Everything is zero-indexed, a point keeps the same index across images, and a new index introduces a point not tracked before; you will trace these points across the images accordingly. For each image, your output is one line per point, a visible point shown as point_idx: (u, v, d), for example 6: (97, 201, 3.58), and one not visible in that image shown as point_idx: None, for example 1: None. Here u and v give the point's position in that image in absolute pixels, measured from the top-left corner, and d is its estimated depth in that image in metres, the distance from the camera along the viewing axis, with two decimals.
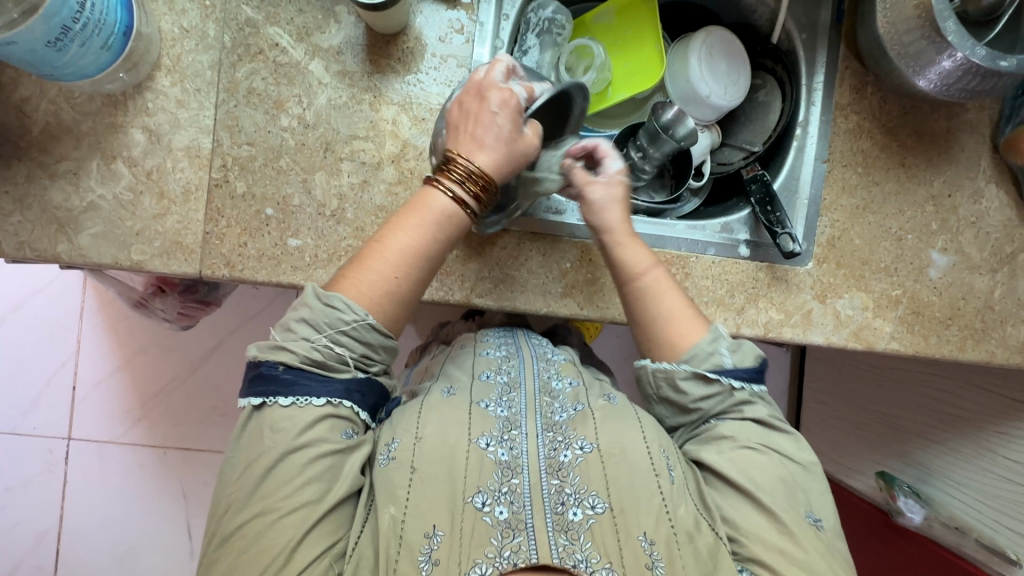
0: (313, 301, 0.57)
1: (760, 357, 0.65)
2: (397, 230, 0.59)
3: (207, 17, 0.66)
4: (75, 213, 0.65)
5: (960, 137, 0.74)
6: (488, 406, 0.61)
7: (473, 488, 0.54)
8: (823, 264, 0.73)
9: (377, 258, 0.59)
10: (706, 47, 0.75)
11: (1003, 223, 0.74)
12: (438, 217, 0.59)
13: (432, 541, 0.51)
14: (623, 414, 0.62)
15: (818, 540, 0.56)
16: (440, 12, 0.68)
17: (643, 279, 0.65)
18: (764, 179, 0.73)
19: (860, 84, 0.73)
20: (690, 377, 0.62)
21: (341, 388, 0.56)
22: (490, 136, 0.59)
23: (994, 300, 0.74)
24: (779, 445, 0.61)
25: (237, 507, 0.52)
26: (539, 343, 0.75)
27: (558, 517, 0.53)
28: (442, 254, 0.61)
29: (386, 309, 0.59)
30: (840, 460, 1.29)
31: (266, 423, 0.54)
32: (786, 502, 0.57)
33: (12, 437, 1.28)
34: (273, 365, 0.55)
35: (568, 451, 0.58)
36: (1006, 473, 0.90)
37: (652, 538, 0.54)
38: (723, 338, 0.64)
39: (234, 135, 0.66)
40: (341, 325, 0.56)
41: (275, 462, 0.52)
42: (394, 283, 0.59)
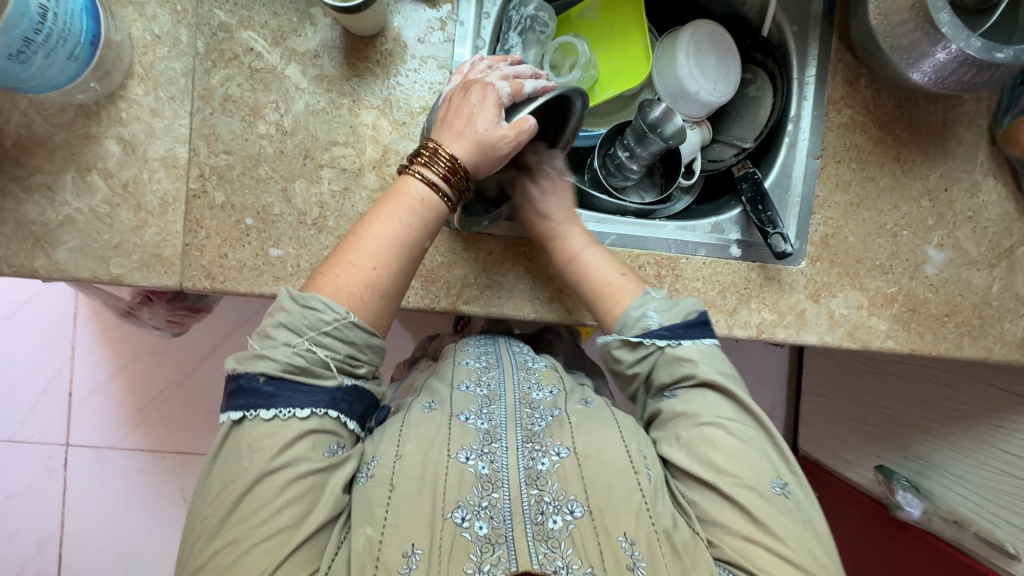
0: (290, 305, 0.55)
1: (695, 309, 0.64)
2: (377, 220, 0.59)
3: (179, 22, 0.64)
4: (51, 227, 0.63)
5: (957, 129, 0.72)
6: (469, 418, 0.60)
7: (453, 502, 0.53)
8: (816, 263, 0.71)
9: (355, 250, 0.58)
10: (694, 41, 0.74)
11: (1001, 217, 0.73)
12: (414, 204, 0.59)
13: (412, 560, 0.51)
14: (600, 419, 0.61)
15: (784, 512, 0.55)
16: (419, 12, 0.66)
17: (582, 257, 0.66)
18: (755, 177, 0.72)
19: (853, 77, 0.71)
20: (621, 345, 0.63)
21: (326, 397, 0.55)
22: (466, 127, 0.59)
23: (992, 296, 0.73)
24: (733, 413, 0.59)
25: (209, 534, 0.50)
26: (520, 352, 0.74)
27: (537, 527, 0.53)
28: (420, 244, 0.60)
29: (368, 304, 0.57)
30: (839, 454, 1.28)
31: (246, 441, 0.52)
32: (748, 478, 0.56)
33: (8, 445, 1.28)
34: (253, 376, 0.53)
35: (546, 459, 0.57)
36: (1005, 466, 0.89)
37: (632, 538, 0.53)
38: (650, 300, 0.63)
39: (211, 144, 0.64)
40: (322, 325, 0.54)
41: (251, 485, 0.51)
42: (373, 274, 0.58)
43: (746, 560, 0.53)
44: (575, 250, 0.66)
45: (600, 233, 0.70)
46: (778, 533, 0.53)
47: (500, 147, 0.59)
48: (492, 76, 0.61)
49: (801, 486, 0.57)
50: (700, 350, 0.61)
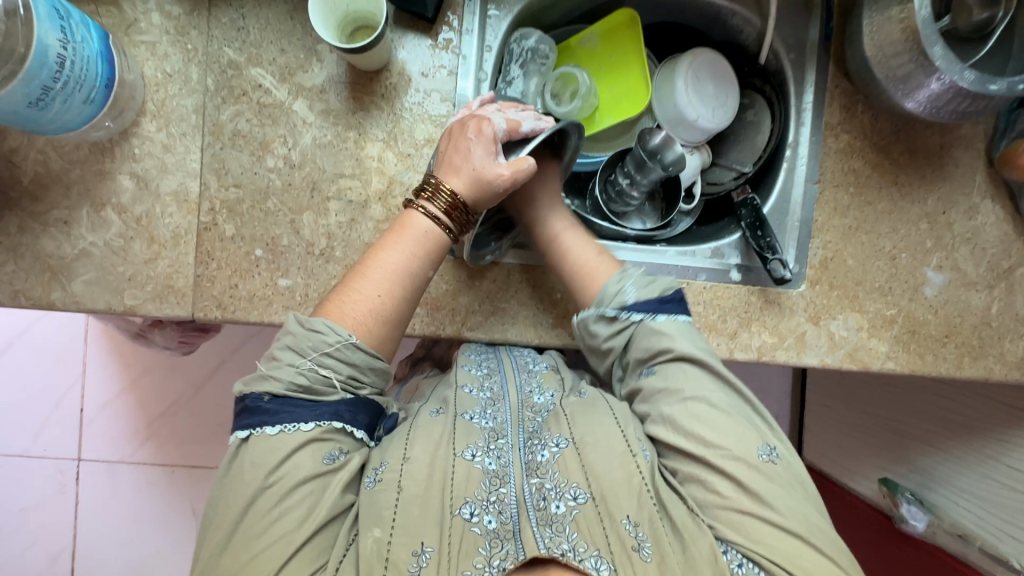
0: (296, 329, 0.57)
1: (673, 288, 0.66)
2: (380, 250, 0.60)
3: (190, 61, 0.66)
4: (67, 260, 0.65)
5: (954, 153, 0.73)
6: (473, 417, 0.63)
7: (460, 499, 0.55)
8: (816, 286, 0.72)
9: (361, 279, 0.59)
10: (693, 70, 0.75)
11: (1000, 238, 0.73)
12: (416, 234, 0.60)
13: (421, 559, 0.52)
14: (597, 409, 0.62)
15: (772, 477, 0.56)
16: (423, 46, 0.68)
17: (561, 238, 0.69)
18: (754, 203, 0.73)
19: (850, 103, 0.72)
20: (600, 319, 0.64)
21: (330, 410, 0.56)
22: (465, 161, 0.60)
23: (991, 317, 0.73)
24: (714, 385, 0.60)
25: (213, 555, 0.51)
26: (522, 353, 0.71)
27: (541, 513, 0.56)
28: (423, 272, 0.61)
29: (373, 330, 0.59)
30: (843, 465, 1.29)
31: (249, 457, 0.53)
32: (733, 446, 0.56)
33: (22, 460, 1.30)
34: (259, 397, 0.55)
35: (545, 450, 0.60)
36: (1007, 481, 0.90)
37: (636, 520, 0.55)
38: (627, 277, 0.66)
39: (221, 178, 0.66)
40: (325, 346, 0.56)
41: (251, 500, 0.52)
42: (378, 301, 0.59)
43: (741, 532, 0.53)
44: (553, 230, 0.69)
45: None
46: (768, 498, 0.54)
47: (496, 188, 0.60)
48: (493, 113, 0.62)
49: (787, 452, 0.58)
50: (677, 325, 0.63)
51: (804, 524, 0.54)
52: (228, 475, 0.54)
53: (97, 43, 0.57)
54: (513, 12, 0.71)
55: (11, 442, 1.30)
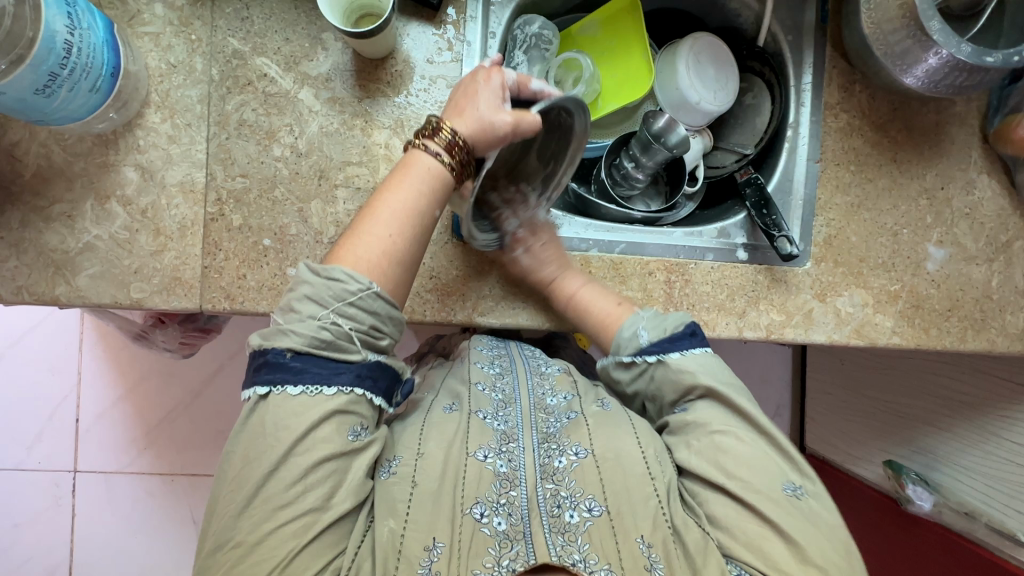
0: (312, 277, 0.55)
1: (681, 321, 0.65)
2: (388, 192, 0.60)
3: (194, 51, 0.66)
4: (72, 254, 0.64)
5: (950, 130, 0.75)
6: (486, 417, 0.62)
7: (472, 498, 0.55)
8: (820, 264, 0.73)
9: (370, 219, 0.59)
10: (693, 53, 0.76)
11: (997, 213, 0.75)
12: (424, 172, 0.59)
13: (433, 554, 0.52)
14: (620, 425, 0.62)
15: (799, 517, 0.55)
16: (427, 33, 0.68)
17: (579, 296, 0.67)
18: (758, 182, 0.74)
19: (848, 83, 0.73)
20: (618, 364, 0.66)
21: (352, 374, 0.55)
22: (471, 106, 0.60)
23: (992, 290, 0.75)
24: (739, 425, 0.60)
25: (231, 519, 0.50)
26: (533, 355, 0.74)
27: (555, 519, 0.55)
28: (432, 214, 0.60)
29: (383, 270, 0.58)
30: (846, 449, 1.29)
31: (271, 417, 0.52)
32: (757, 481, 0.56)
33: (17, 473, 1.27)
34: (280, 352, 0.53)
35: (562, 457, 0.59)
36: (1011, 456, 0.91)
37: (649, 540, 0.54)
38: (639, 320, 0.66)
39: (228, 168, 0.66)
40: (346, 296, 0.55)
41: (275, 465, 0.51)
42: (388, 240, 0.58)
43: (755, 555, 0.53)
44: (570, 290, 0.67)
45: (610, 241, 0.73)
46: (792, 534, 0.53)
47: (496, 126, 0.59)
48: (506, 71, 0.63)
49: (814, 489, 0.58)
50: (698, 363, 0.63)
51: (825, 557, 0.53)
52: (246, 432, 0.53)
53: (103, 32, 0.56)
54: (515, 0, 0.72)
55: (5, 455, 1.27)
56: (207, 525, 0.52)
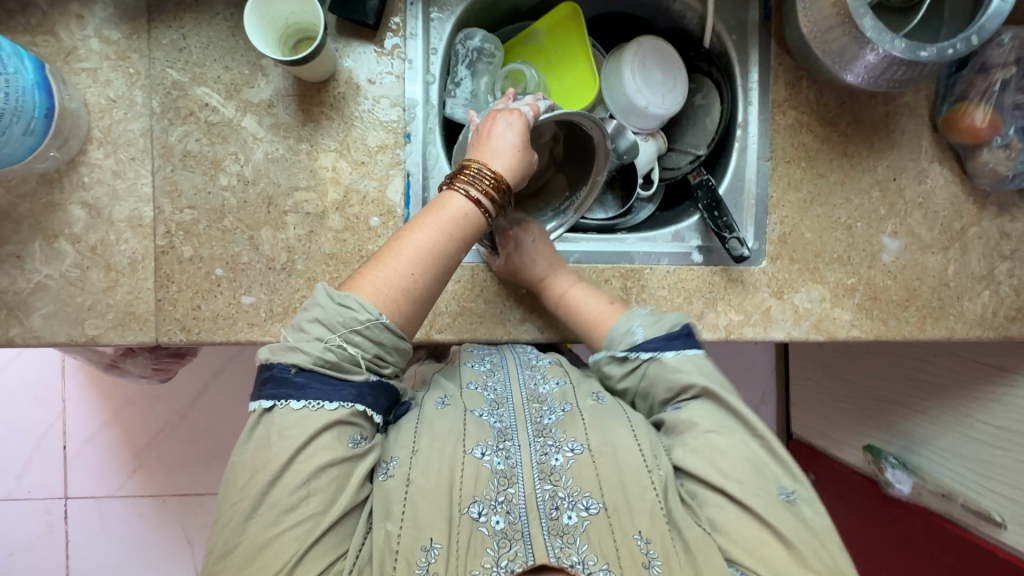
0: (326, 302, 0.55)
1: (680, 322, 0.65)
2: (413, 230, 0.59)
3: (133, 84, 0.65)
4: (24, 295, 0.64)
5: (900, 120, 0.75)
6: (483, 415, 0.61)
7: (469, 497, 0.53)
8: (776, 262, 0.73)
9: (395, 255, 0.58)
10: (638, 57, 0.76)
11: (951, 200, 0.75)
12: (456, 214, 0.59)
13: (429, 555, 0.50)
14: (614, 416, 0.61)
15: (797, 523, 0.55)
16: (368, 53, 0.68)
17: (569, 296, 0.68)
18: (710, 183, 0.74)
19: (794, 80, 0.73)
20: (611, 360, 0.65)
21: (353, 392, 0.54)
22: (501, 144, 0.62)
23: (948, 278, 0.75)
24: (733, 424, 0.60)
25: (237, 525, 0.49)
26: (525, 350, 0.71)
27: (553, 521, 0.53)
28: (457, 254, 0.60)
29: (403, 307, 0.57)
30: (827, 433, 1.28)
31: (275, 429, 0.52)
32: (754, 485, 0.56)
33: (8, 502, 1.28)
34: (285, 367, 0.53)
35: (559, 455, 0.57)
36: (983, 437, 0.91)
37: (647, 536, 0.53)
38: (635, 318, 0.66)
39: (175, 201, 0.66)
40: (355, 324, 0.54)
41: (279, 471, 0.50)
42: (412, 279, 0.58)
43: (753, 558, 0.53)
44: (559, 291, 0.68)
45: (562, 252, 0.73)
46: (789, 538, 0.54)
47: (528, 160, 0.63)
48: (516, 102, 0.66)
49: (807, 494, 0.58)
50: (688, 359, 0.63)
51: (819, 559, 0.53)
52: (249, 445, 0.52)
53: (32, 74, 0.57)
54: (456, 14, 0.72)
55: None
56: (210, 532, 0.50)
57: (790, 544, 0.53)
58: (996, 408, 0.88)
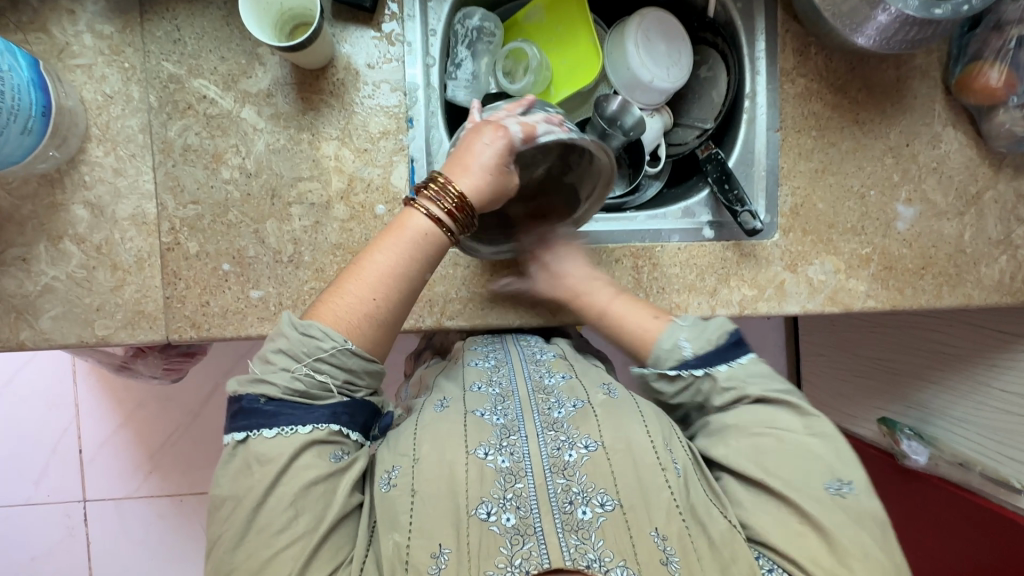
0: (289, 332, 0.55)
1: (727, 330, 0.63)
2: (378, 253, 0.58)
3: (129, 79, 0.64)
4: (32, 298, 0.64)
5: (911, 85, 0.73)
6: (484, 414, 0.60)
7: (476, 498, 0.53)
8: (789, 234, 0.72)
9: (356, 281, 0.57)
10: (641, 30, 0.74)
11: (966, 164, 0.73)
12: (416, 236, 0.58)
13: (440, 560, 0.50)
14: (624, 411, 0.60)
15: (844, 516, 0.54)
16: (366, 37, 0.66)
17: (612, 309, 0.66)
18: (719, 157, 0.73)
19: (802, 47, 0.72)
20: (659, 377, 0.63)
21: (326, 412, 0.54)
22: (476, 162, 0.58)
23: (965, 244, 0.73)
24: (788, 423, 0.59)
25: (227, 552, 0.50)
26: (529, 344, 0.71)
27: (567, 516, 0.52)
28: (421, 276, 0.59)
29: (365, 333, 0.56)
30: (844, 410, 1.25)
31: (253, 456, 0.52)
32: (800, 481, 0.55)
33: (28, 508, 1.29)
34: (255, 398, 0.53)
35: (572, 451, 0.56)
36: (1000, 404, 0.91)
37: (663, 532, 0.53)
38: (680, 330, 0.64)
39: (178, 196, 0.65)
40: (320, 352, 0.54)
41: (264, 495, 0.50)
42: (374, 304, 0.57)
43: (791, 550, 0.53)
44: (600, 306, 0.66)
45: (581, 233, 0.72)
46: (833, 532, 0.53)
47: (503, 181, 0.59)
48: (507, 117, 0.59)
49: (864, 485, 0.55)
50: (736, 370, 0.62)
51: (863, 554, 0.52)
52: (226, 476, 0.52)
53: (27, 71, 0.56)
54: None
55: (14, 492, 1.28)
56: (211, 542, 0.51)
57: (829, 536, 0.53)
58: (1013, 374, 0.87)
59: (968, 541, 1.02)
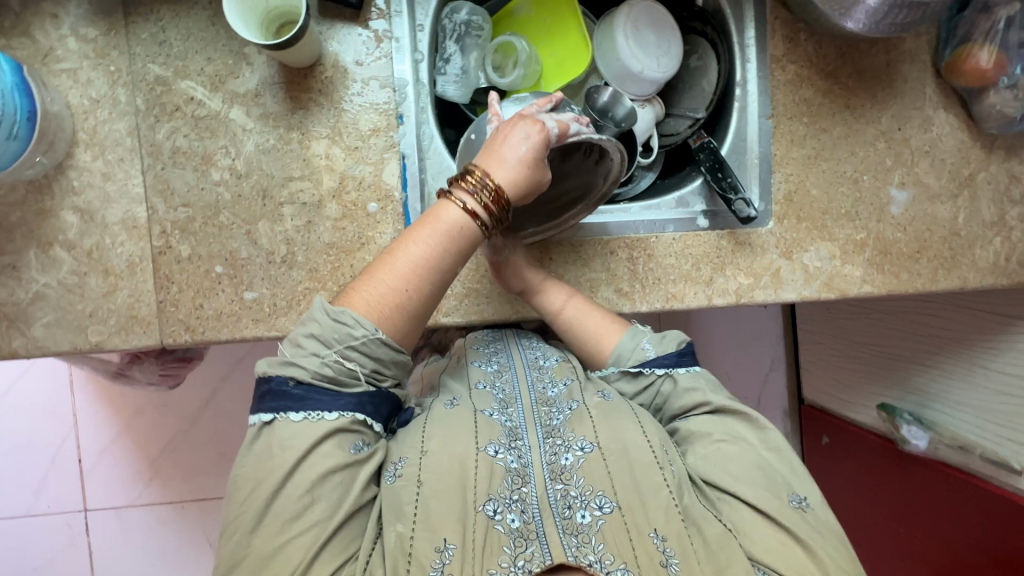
0: (320, 316, 0.54)
1: (683, 339, 0.66)
2: (410, 242, 0.56)
3: (115, 83, 0.64)
4: (24, 305, 0.63)
5: (901, 68, 0.73)
6: (492, 414, 0.61)
7: (483, 496, 0.53)
8: (783, 222, 0.72)
9: (389, 269, 0.56)
10: (631, 21, 0.74)
11: (957, 147, 0.73)
12: (452, 228, 0.56)
13: (445, 555, 0.49)
14: (621, 413, 0.60)
15: (807, 526, 0.54)
16: (354, 34, 0.66)
17: (567, 313, 0.67)
18: (712, 146, 0.73)
19: (792, 33, 0.72)
20: (621, 376, 0.66)
21: (353, 400, 0.53)
22: (515, 157, 0.56)
23: (959, 227, 0.73)
24: (744, 434, 0.60)
25: (243, 536, 0.49)
26: (532, 348, 0.73)
27: (567, 521, 0.54)
28: (454, 270, 0.58)
29: (397, 324, 0.55)
30: (840, 396, 1.26)
31: (276, 439, 0.51)
32: (765, 493, 0.56)
33: (29, 519, 1.28)
34: (284, 380, 0.52)
35: (569, 454, 0.57)
36: (997, 386, 0.91)
37: (663, 534, 0.53)
38: (641, 334, 0.66)
39: (168, 199, 0.64)
40: (350, 340, 0.53)
41: (278, 486, 0.49)
42: (406, 295, 0.55)
43: (772, 559, 0.53)
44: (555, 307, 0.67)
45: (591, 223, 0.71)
46: (804, 541, 0.53)
47: (539, 178, 0.58)
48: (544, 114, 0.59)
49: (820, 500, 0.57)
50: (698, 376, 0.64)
51: (835, 565, 0.53)
52: (249, 456, 0.52)
53: (11, 76, 0.55)
54: None
55: (14, 504, 1.28)
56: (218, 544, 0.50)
57: (805, 546, 0.53)
58: (1010, 355, 0.88)
59: (961, 530, 0.99)
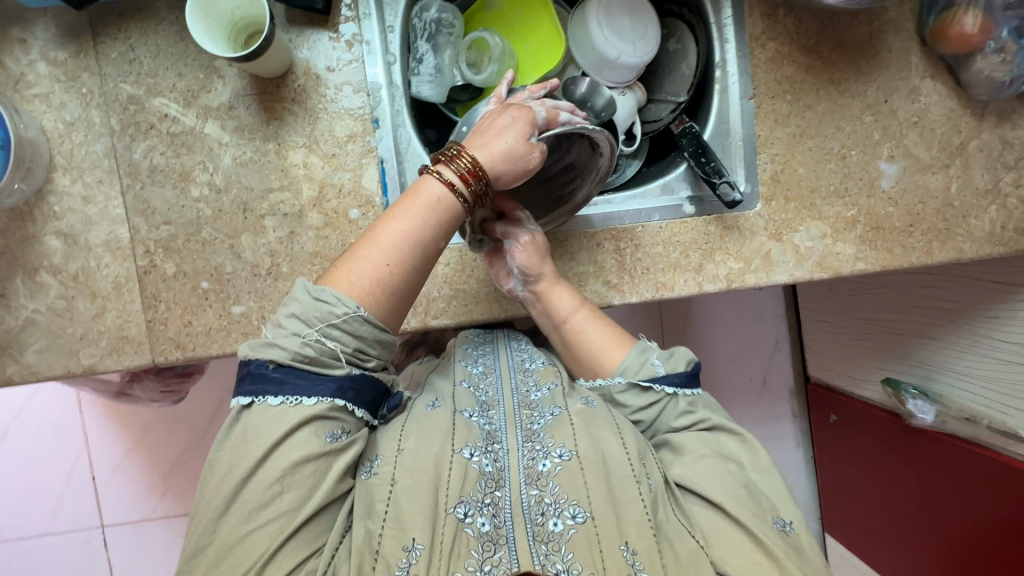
0: (303, 296, 0.53)
1: (693, 361, 0.65)
2: (392, 218, 0.56)
3: (88, 104, 0.64)
4: (15, 332, 0.64)
5: (885, 39, 0.71)
6: (472, 415, 0.61)
7: (456, 498, 0.53)
8: (771, 203, 0.71)
9: (371, 246, 0.55)
10: (604, 7, 0.72)
11: (947, 115, 0.72)
12: (432, 202, 0.56)
13: (411, 555, 0.50)
14: (600, 420, 0.60)
15: (789, 548, 0.54)
16: (323, 40, 0.65)
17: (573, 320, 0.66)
18: (694, 130, 0.72)
19: (770, 10, 0.71)
20: (627, 388, 0.63)
21: (333, 386, 0.52)
22: (497, 135, 0.57)
23: (952, 197, 0.72)
24: (738, 455, 0.60)
25: (209, 523, 0.48)
26: (520, 350, 0.72)
27: (538, 528, 0.54)
28: (437, 244, 0.57)
29: (380, 301, 0.54)
30: (844, 372, 1.24)
31: (252, 424, 0.51)
32: (755, 514, 0.56)
33: (47, 538, 1.30)
34: (263, 362, 0.52)
35: (547, 461, 0.57)
36: (1001, 355, 0.90)
37: (634, 547, 0.52)
38: (651, 351, 0.65)
39: (149, 219, 0.64)
40: (332, 318, 0.52)
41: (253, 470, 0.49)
42: (388, 271, 0.55)
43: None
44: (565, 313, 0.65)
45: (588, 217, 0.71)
46: (782, 559, 0.53)
47: (525, 157, 0.57)
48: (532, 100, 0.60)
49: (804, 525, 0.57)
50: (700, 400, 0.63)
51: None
52: (228, 441, 0.51)
53: None
54: None
55: (31, 524, 1.30)
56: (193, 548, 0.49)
57: (780, 563, 0.53)
58: (1013, 323, 0.86)
59: (959, 501, 0.99)
